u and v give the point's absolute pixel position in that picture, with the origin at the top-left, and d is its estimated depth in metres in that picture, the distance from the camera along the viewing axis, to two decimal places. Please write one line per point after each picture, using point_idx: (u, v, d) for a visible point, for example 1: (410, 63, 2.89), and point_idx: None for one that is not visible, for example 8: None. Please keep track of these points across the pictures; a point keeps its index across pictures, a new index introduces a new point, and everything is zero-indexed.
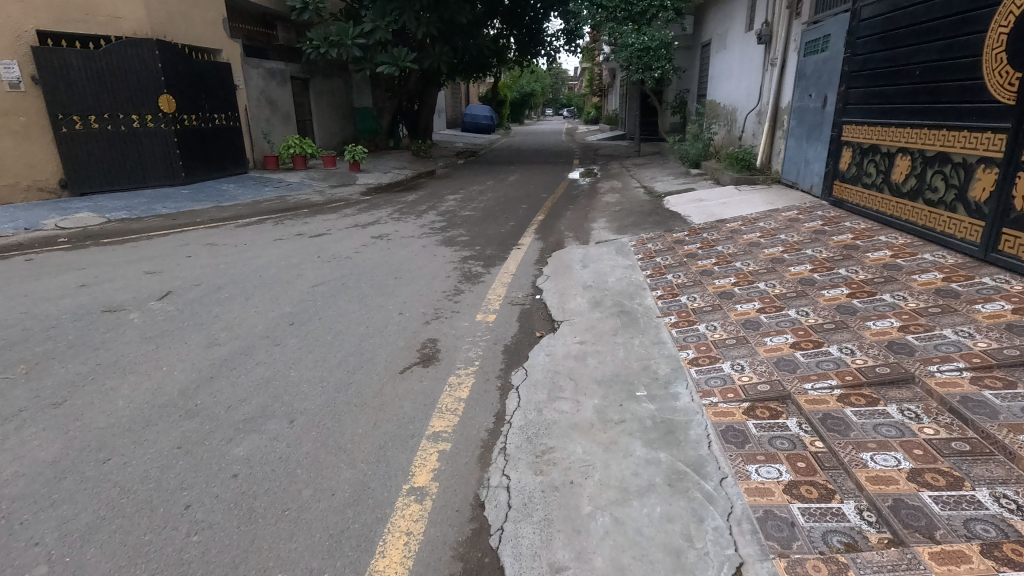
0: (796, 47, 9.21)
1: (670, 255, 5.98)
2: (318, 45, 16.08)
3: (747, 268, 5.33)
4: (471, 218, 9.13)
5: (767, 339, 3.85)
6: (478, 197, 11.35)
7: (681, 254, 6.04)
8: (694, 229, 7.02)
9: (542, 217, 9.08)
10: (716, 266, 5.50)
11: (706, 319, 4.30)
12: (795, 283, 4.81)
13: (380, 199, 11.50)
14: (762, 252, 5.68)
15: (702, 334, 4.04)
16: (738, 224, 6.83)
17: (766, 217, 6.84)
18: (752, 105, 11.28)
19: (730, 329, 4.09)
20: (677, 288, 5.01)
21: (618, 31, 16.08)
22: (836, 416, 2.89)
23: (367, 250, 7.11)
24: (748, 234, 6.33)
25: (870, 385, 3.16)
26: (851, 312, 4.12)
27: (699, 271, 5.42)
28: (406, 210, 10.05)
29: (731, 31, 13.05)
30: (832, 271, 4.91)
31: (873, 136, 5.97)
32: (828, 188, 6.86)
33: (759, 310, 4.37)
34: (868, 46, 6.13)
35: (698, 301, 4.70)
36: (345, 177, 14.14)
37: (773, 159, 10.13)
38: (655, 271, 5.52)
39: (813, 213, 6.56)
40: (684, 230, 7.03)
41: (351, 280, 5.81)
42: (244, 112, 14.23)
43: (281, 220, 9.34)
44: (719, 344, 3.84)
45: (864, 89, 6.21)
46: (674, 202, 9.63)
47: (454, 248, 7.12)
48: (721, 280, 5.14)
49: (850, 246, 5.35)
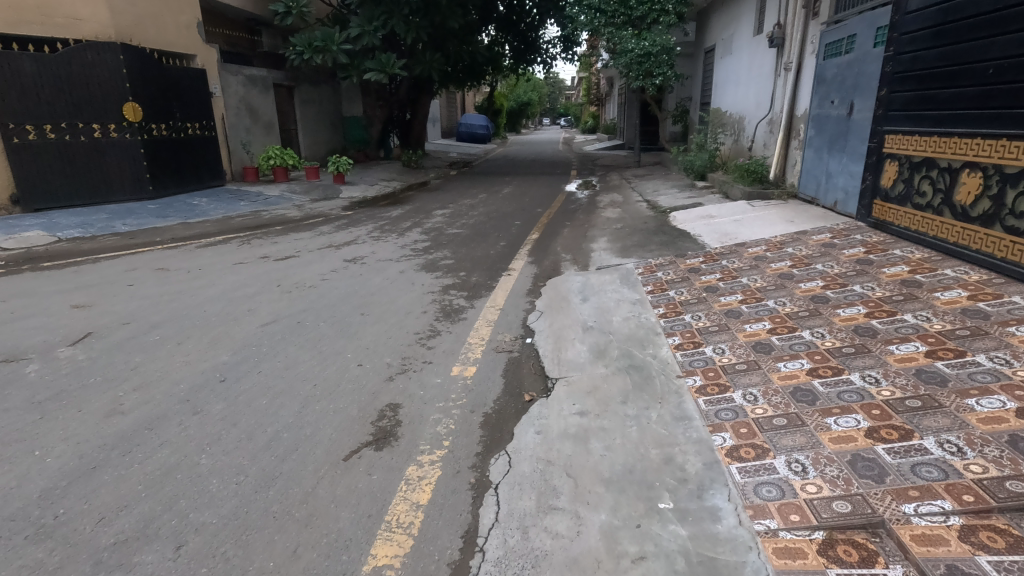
0: (814, 50, 8.43)
1: (687, 289, 5.09)
2: (303, 51, 15.31)
3: (784, 309, 4.44)
4: (458, 238, 8.28)
5: (832, 422, 2.94)
6: (468, 212, 10.51)
7: (699, 287, 5.16)
8: (711, 253, 6.14)
9: (536, 236, 8.24)
10: (744, 305, 4.60)
11: (741, 384, 3.39)
12: (847, 331, 3.93)
13: (362, 215, 10.66)
14: (798, 288, 4.79)
15: (738, 408, 3.13)
16: (761, 248, 5.96)
17: (792, 241, 5.98)
18: (763, 113, 10.50)
19: (776, 400, 3.19)
20: (699, 335, 4.11)
21: (617, 37, 15.37)
22: (966, 572, 1.97)
23: (335, 277, 6.24)
24: (775, 262, 5.46)
25: (1005, 513, 2.23)
26: (940, 381, 3.21)
27: (725, 312, 4.53)
28: (388, 227, 9.19)
29: (738, 35, 12.29)
30: (895, 318, 4.02)
31: (926, 149, 5.14)
32: (868, 209, 6.03)
33: (810, 373, 3.46)
34: (918, 43, 5.34)
35: (727, 355, 3.79)
36: (328, 190, 13.30)
37: (787, 171, 9.32)
38: (670, 309, 4.63)
39: (851, 237, 5.70)
40: (700, 255, 6.14)
41: (308, 316, 4.93)
42: (221, 121, 13.41)
43: (249, 239, 8.48)
44: (764, 426, 2.94)
45: (912, 93, 5.41)
46: (682, 218, 8.75)
47: (435, 275, 6.25)
48: (754, 325, 4.24)
49: (909, 283, 4.47)
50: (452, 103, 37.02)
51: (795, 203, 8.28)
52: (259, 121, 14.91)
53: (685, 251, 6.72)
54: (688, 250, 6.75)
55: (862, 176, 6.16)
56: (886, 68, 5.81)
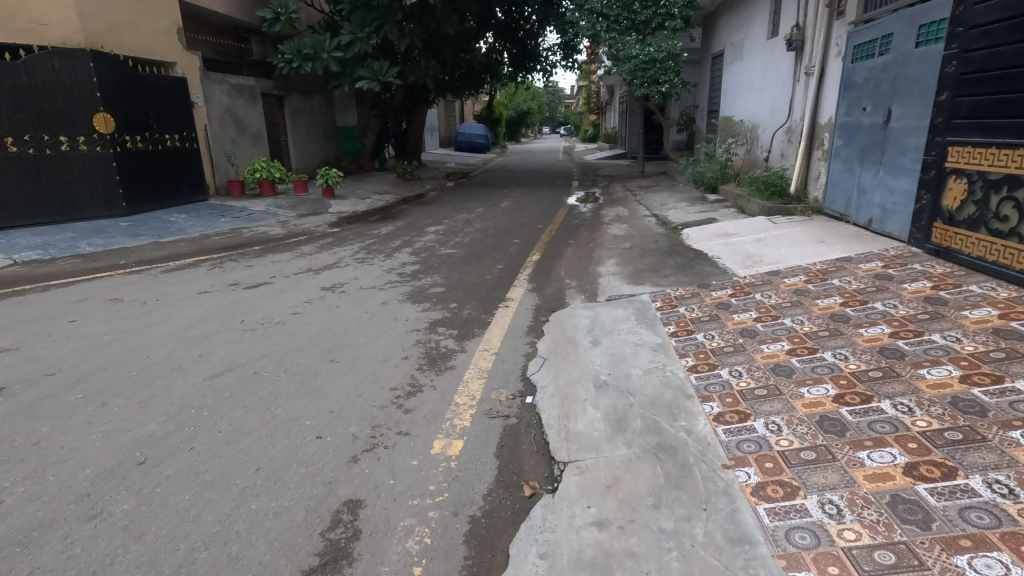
0: (840, 53, 7.70)
1: (718, 330, 4.18)
2: (291, 58, 14.62)
3: (847, 365, 3.45)
4: (451, 260, 7.51)
5: (965, 564, 2.01)
6: (463, 229, 9.75)
7: (732, 329, 4.23)
8: (740, 282, 5.24)
9: (537, 258, 7.46)
10: (795, 357, 3.64)
11: (813, 482, 2.51)
12: (942, 404, 2.97)
13: (350, 232, 9.91)
14: (859, 334, 3.80)
15: (817, 525, 2.26)
16: (800, 279, 5.05)
17: (834, 269, 5.19)
18: (780, 121, 9.78)
19: (870, 518, 2.28)
20: (743, 403, 3.18)
21: (620, 42, 14.68)
22: None
23: (308, 311, 5.45)
24: (820, 296, 4.57)
25: None
26: None
27: (769, 367, 3.57)
28: (376, 247, 8.42)
29: (750, 39, 11.58)
30: (1006, 386, 3.03)
31: (1007, 165, 4.39)
32: (927, 232, 5.27)
33: (908, 473, 2.50)
34: (993, 38, 4.63)
35: (785, 435, 2.87)
36: (316, 205, 12.57)
37: (810, 184, 8.56)
38: (701, 361, 3.73)
39: (909, 268, 4.91)
40: (726, 284, 5.27)
41: (267, 365, 4.13)
42: (203, 132, 12.70)
43: (220, 262, 7.70)
44: (860, 561, 2.07)
45: (985, 97, 4.69)
46: (697, 237, 7.88)
47: (422, 308, 5.46)
48: (812, 390, 3.26)
49: (1004, 332, 3.56)
50: (450, 113, 36.43)
51: (823, 221, 7.51)
52: (245, 132, 14.20)
53: (707, 277, 5.92)
54: (710, 277, 5.94)
55: (919, 195, 5.44)
56: (949, 69, 5.12)
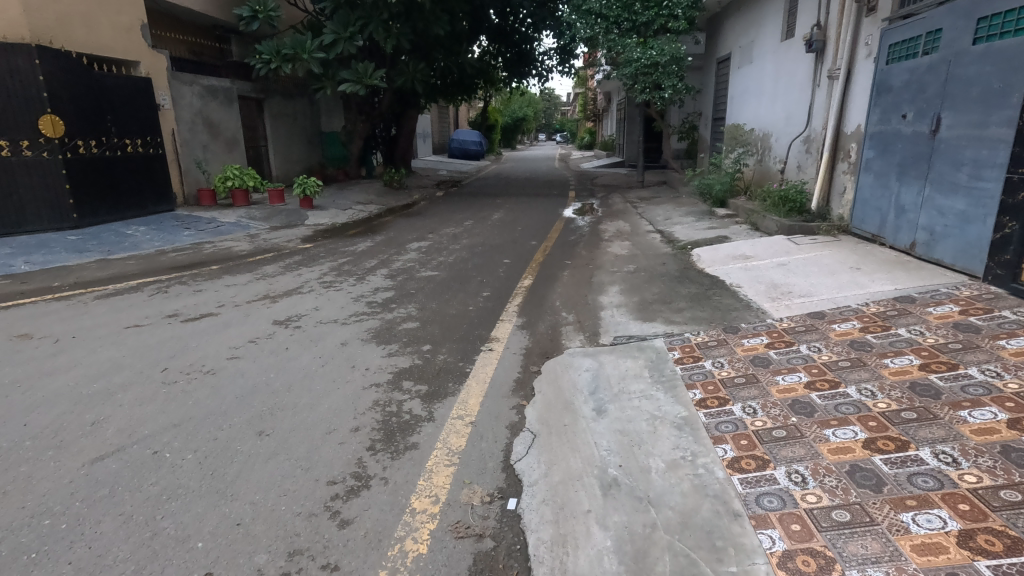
0: (871, 53, 6.84)
1: (760, 402, 3.17)
2: (269, 59, 13.69)
3: (961, 479, 2.40)
4: (430, 285, 6.57)
5: None
6: (448, 246, 8.82)
7: (778, 401, 3.20)
8: (778, 326, 4.30)
9: (529, 283, 6.53)
10: (878, 455, 2.60)
11: None
12: None
13: (323, 249, 8.96)
14: (964, 423, 2.74)
15: None
16: (854, 326, 4.04)
17: (890, 311, 4.26)
18: (797, 129, 8.91)
19: None
20: (821, 541, 2.16)
21: (620, 44, 13.82)
22: None
23: (249, 354, 4.48)
24: (888, 353, 3.55)
25: None
26: None
27: (845, 470, 2.54)
28: (348, 269, 7.47)
29: (761, 41, 10.73)
30: None
31: None
32: (1015, 270, 4.43)
33: None
34: None
35: None
36: (292, 216, 11.64)
37: (834, 201, 7.70)
38: (745, 454, 2.73)
39: (993, 314, 3.97)
40: (759, 327, 4.34)
41: (171, 442, 3.16)
42: (170, 137, 11.75)
43: (167, 285, 6.74)
44: None
45: None
46: (710, 261, 6.97)
47: (386, 353, 4.51)
48: (920, 518, 2.22)
49: None
50: (443, 119, 35.60)
51: (853, 243, 6.62)
52: (219, 137, 13.27)
53: (729, 314, 4.99)
54: (733, 313, 5.01)
55: (1005, 222, 4.60)
56: None
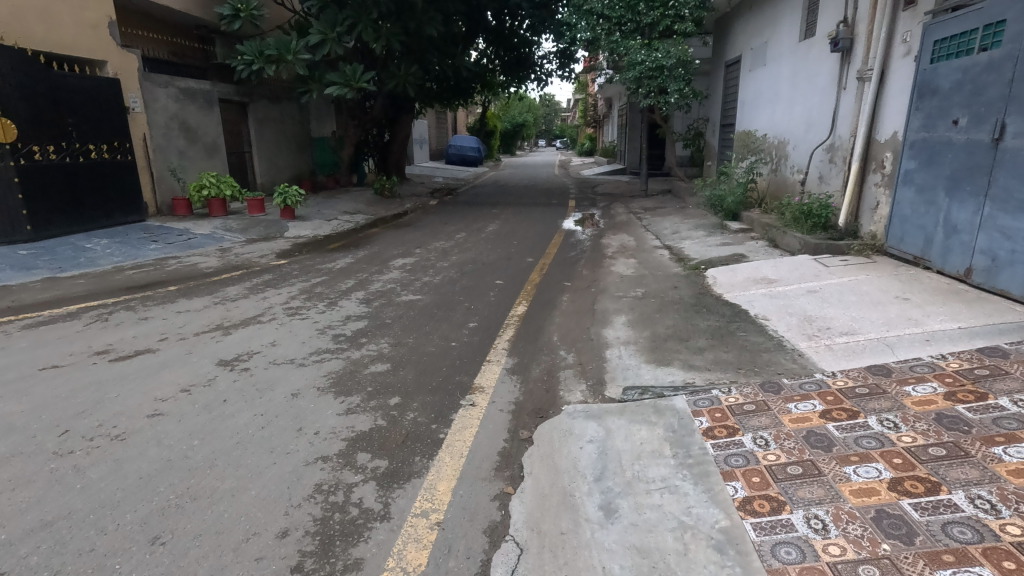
0: (911, 51, 6.06)
1: (830, 512, 2.36)
2: (251, 60, 12.93)
3: None
4: (410, 313, 5.75)
5: None
6: (436, 264, 8.01)
7: (856, 511, 2.37)
8: (832, 384, 3.47)
9: (523, 312, 5.70)
10: None
11: None
12: None
13: (297, 266, 8.14)
14: None
15: None
16: (936, 392, 3.18)
17: (972, 370, 3.43)
18: (820, 136, 8.12)
19: None
20: None
21: (623, 46, 13.06)
22: None
23: (175, 410, 3.65)
24: (997, 438, 2.71)
25: None
26: None
27: None
28: (320, 291, 6.64)
29: (776, 41, 9.94)
30: None
31: None
32: None
33: None
34: None
35: None
36: (272, 228, 10.85)
37: (863, 217, 6.91)
38: None
39: None
40: (806, 384, 3.51)
41: (27, 559, 2.34)
42: (141, 143, 10.97)
43: (110, 311, 5.91)
44: None
45: None
46: (728, 285, 6.15)
47: (344, 409, 3.67)
48: None
49: None
50: (440, 124, 34.88)
51: (892, 266, 5.82)
52: (197, 142, 12.49)
53: (762, 359, 4.15)
54: (766, 358, 4.16)
55: None
56: None
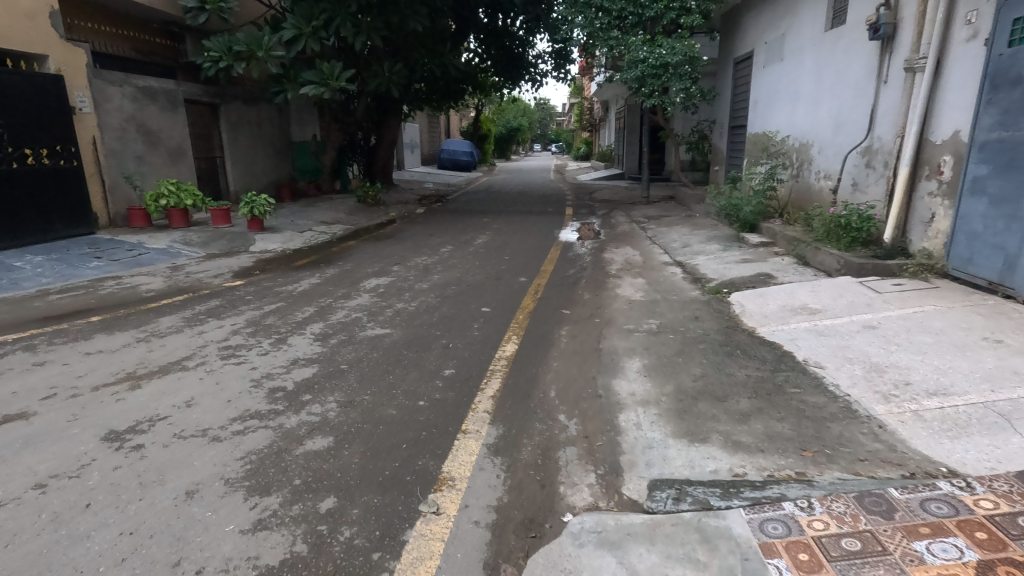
0: (978, 33, 5.07)
1: None
2: (218, 57, 11.83)
3: None
4: (373, 354, 4.67)
5: None
6: (414, 286, 6.93)
7: None
8: (961, 501, 2.40)
9: (513, 352, 4.63)
10: None
11: None
12: None
13: (253, 288, 7.04)
14: None
15: None
16: None
17: None
18: (854, 137, 7.11)
19: None
20: None
21: (624, 42, 12.04)
22: None
23: (7, 525, 2.56)
24: None
25: None
26: None
27: None
28: (271, 323, 5.54)
29: (796, 34, 8.96)
30: None
31: None
32: None
33: None
34: None
35: None
36: (236, 242, 9.76)
37: (913, 231, 5.89)
38: None
39: None
40: (920, 495, 2.45)
41: None
42: (91, 147, 9.85)
43: (4, 351, 4.81)
44: None
45: None
46: (760, 316, 5.09)
47: (251, 521, 2.58)
48: None
49: None
50: (432, 128, 33.84)
51: (962, 295, 4.79)
52: (157, 147, 11.41)
53: (831, 434, 3.08)
54: (838, 431, 3.09)
55: None
56: None
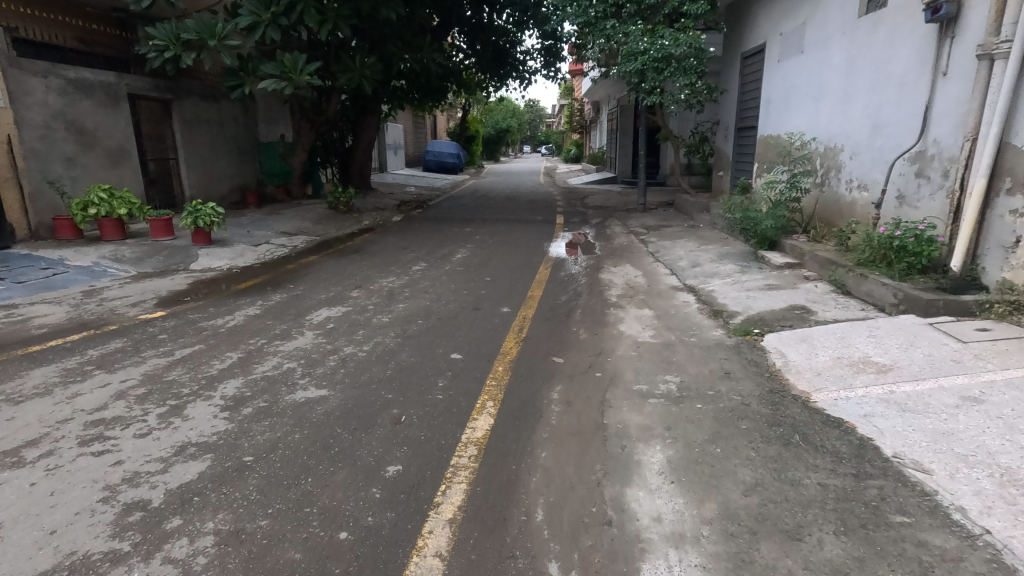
0: None
1: None
2: (165, 46, 10.47)
3: None
4: (293, 435, 3.40)
5: None
6: (372, 319, 5.67)
7: None
8: None
9: (487, 432, 3.41)
10: None
11: None
12: None
13: (174, 321, 5.75)
14: None
15: None
16: None
17: None
18: (901, 140, 5.96)
19: None
20: None
21: (622, 32, 10.85)
22: None
23: None
24: None
25: None
26: None
27: None
28: (173, 379, 4.24)
29: (819, 22, 7.82)
30: None
31: None
32: None
33: None
34: None
35: None
36: (176, 258, 8.44)
37: (989, 256, 4.75)
38: None
39: None
40: None
41: None
42: (4, 146, 8.53)
43: None
44: None
45: None
46: (811, 374, 3.90)
47: None
48: None
49: None
50: (417, 128, 32.52)
51: None
52: (93, 147, 10.05)
53: None
54: None
55: None
56: None
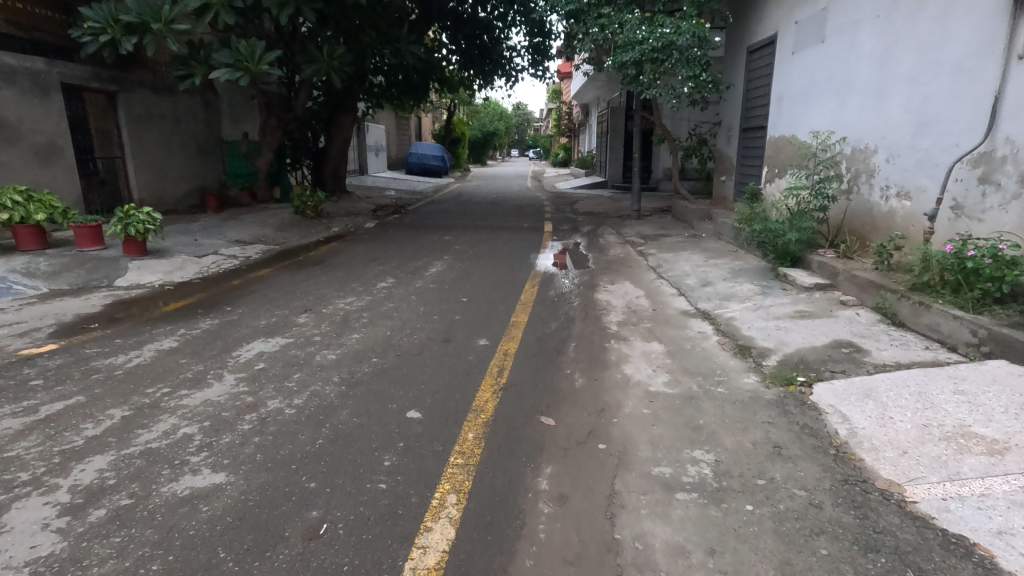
0: None
1: None
2: (102, 28, 9.23)
3: None
4: (149, 567, 2.25)
5: None
6: (315, 357, 4.52)
7: None
8: None
9: (444, 558, 2.30)
10: None
11: None
12: None
13: (62, 357, 4.56)
14: None
15: None
16: None
17: None
18: (956, 137, 4.98)
19: None
20: None
21: (617, 21, 9.87)
22: None
23: None
24: None
25: None
26: None
27: None
28: (14, 456, 3.05)
29: (842, 7, 6.86)
30: None
31: None
32: None
33: None
34: None
35: None
36: (100, 272, 7.20)
37: None
38: None
39: None
40: None
41: None
42: None
43: None
44: None
45: None
46: (895, 453, 2.84)
47: None
48: None
49: None
50: (400, 130, 31.34)
51: None
52: (16, 143, 8.80)
53: None
54: None
55: None
56: None
